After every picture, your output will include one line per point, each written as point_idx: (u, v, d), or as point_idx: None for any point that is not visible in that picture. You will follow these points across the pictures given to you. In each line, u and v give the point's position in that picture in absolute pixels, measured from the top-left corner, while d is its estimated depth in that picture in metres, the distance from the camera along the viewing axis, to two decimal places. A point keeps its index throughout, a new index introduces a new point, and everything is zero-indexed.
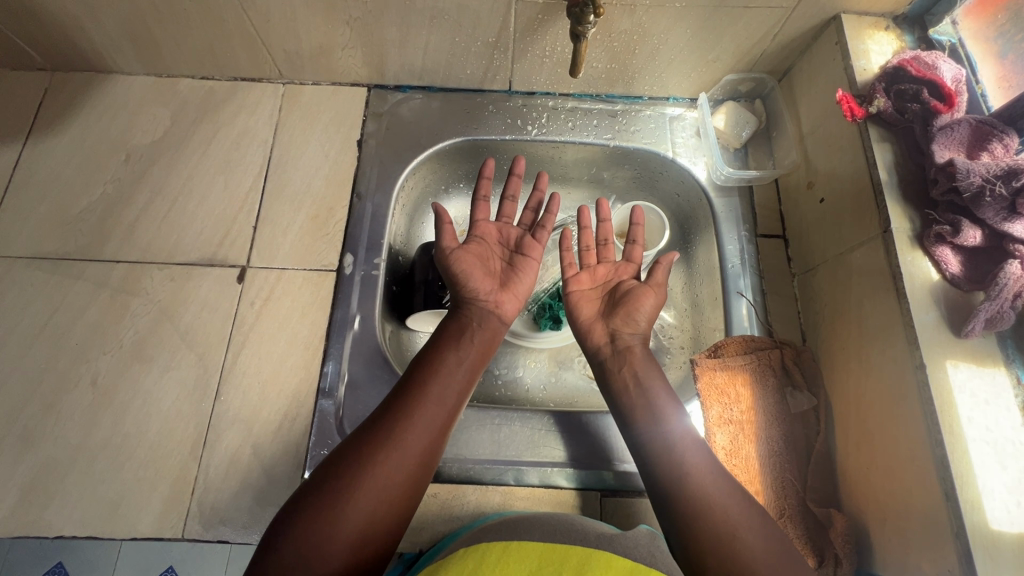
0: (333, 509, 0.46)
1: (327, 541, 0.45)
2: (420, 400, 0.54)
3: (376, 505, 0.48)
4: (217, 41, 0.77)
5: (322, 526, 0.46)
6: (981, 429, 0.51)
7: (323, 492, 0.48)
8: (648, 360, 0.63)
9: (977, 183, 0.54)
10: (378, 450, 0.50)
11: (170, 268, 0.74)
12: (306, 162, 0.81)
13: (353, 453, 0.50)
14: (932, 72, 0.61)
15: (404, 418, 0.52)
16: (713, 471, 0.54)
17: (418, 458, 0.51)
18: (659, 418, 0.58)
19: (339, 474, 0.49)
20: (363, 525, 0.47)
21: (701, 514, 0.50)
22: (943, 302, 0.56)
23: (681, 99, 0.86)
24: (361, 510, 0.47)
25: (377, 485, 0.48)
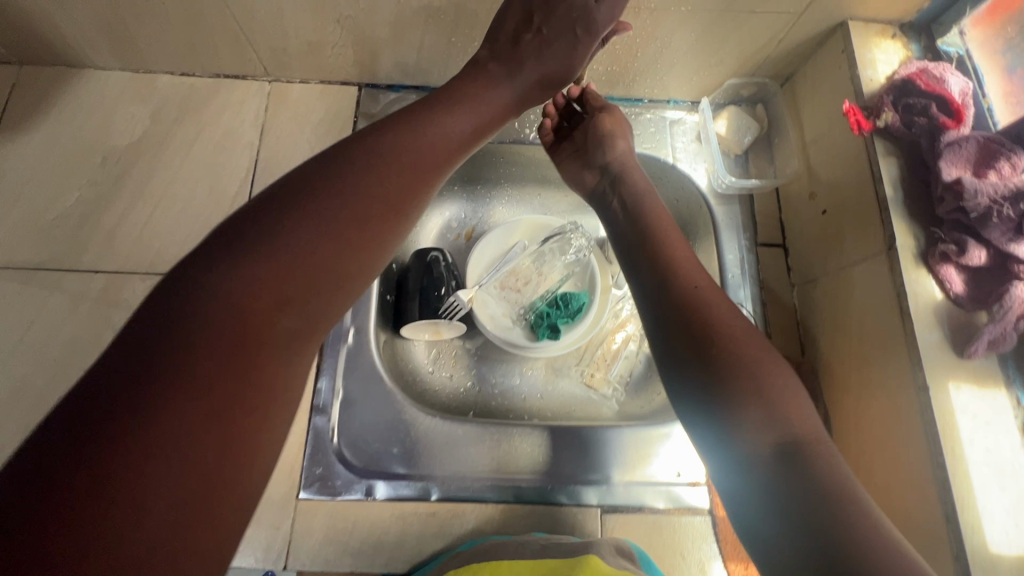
0: (242, 268, 0.38)
1: (206, 334, 0.36)
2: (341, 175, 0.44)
3: (274, 277, 0.39)
4: (198, 37, 0.72)
5: (203, 324, 0.36)
6: (981, 451, 0.51)
7: (255, 220, 0.41)
8: (684, 256, 0.61)
9: (985, 204, 0.54)
10: (297, 211, 0.41)
11: (154, 279, 0.70)
12: (294, 165, 0.78)
13: (271, 209, 0.41)
14: (941, 86, 0.60)
15: (376, 137, 0.47)
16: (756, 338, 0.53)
17: (331, 220, 0.42)
18: (698, 298, 0.56)
19: (260, 228, 0.40)
20: (255, 306, 0.38)
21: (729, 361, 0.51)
22: (945, 322, 0.56)
23: (681, 102, 0.84)
24: (262, 285, 0.39)
25: (302, 239, 0.41)
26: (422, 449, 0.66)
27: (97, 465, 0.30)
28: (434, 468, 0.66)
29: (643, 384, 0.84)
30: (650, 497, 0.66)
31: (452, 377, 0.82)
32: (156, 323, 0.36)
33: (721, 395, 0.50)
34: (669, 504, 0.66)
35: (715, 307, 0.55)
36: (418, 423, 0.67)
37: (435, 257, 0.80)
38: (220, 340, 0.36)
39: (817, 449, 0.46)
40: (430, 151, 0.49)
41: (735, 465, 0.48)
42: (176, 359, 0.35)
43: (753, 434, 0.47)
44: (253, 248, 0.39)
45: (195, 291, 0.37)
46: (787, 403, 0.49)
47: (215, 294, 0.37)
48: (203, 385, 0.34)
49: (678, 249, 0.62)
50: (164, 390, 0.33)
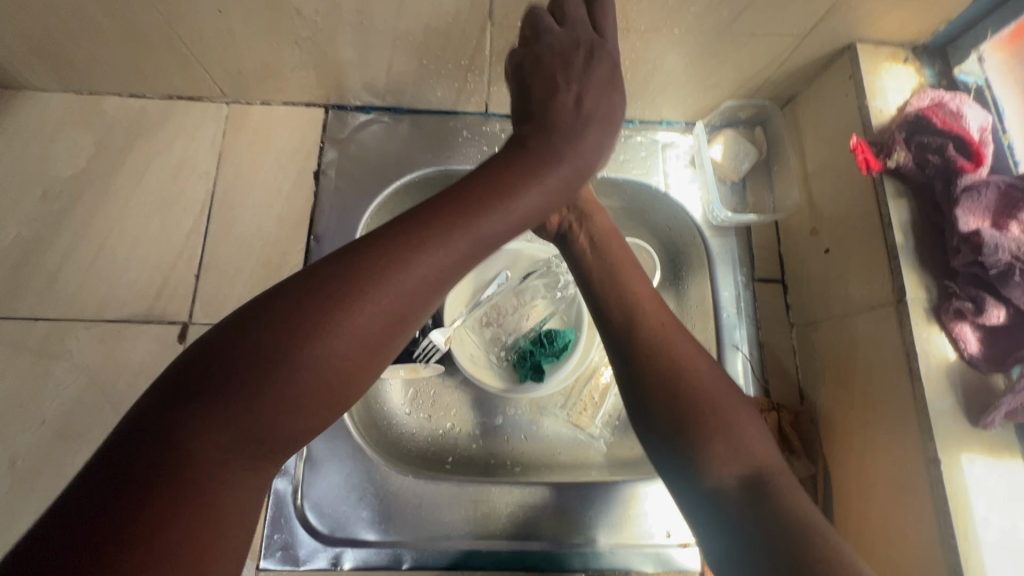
0: (274, 370, 0.33)
1: (229, 440, 0.32)
2: (395, 254, 0.37)
3: (316, 388, 0.34)
4: (143, 58, 0.65)
5: (218, 433, 0.32)
6: (996, 532, 0.47)
7: (284, 306, 0.34)
8: (636, 280, 0.58)
9: (1005, 261, 0.49)
10: (347, 305, 0.35)
11: (100, 327, 0.65)
12: (255, 197, 0.71)
13: (307, 294, 0.35)
14: (958, 123, 0.55)
15: (417, 227, 0.38)
16: (707, 364, 0.52)
17: (392, 315, 0.36)
18: (651, 328, 0.54)
19: (297, 318, 0.34)
20: (290, 411, 0.33)
21: (698, 397, 0.50)
22: (959, 385, 0.51)
23: (675, 123, 0.78)
24: (306, 388, 0.33)
25: (353, 337, 0.34)
26: (393, 512, 0.61)
27: (101, 565, 0.28)
28: (406, 532, 0.61)
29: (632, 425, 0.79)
30: (637, 560, 0.62)
31: (431, 419, 0.77)
32: (161, 426, 0.31)
33: (687, 438, 0.48)
34: (659, 567, 0.62)
35: (664, 337, 0.53)
36: (389, 482, 0.62)
37: None
38: (246, 443, 0.33)
39: (780, 481, 0.46)
40: (506, 219, 0.42)
41: (703, 506, 0.47)
42: (190, 470, 0.31)
43: (722, 472, 0.47)
44: (291, 345, 0.33)
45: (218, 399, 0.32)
46: (744, 436, 0.49)
47: (248, 399, 0.32)
48: (178, 514, 0.30)
49: (625, 268, 0.59)
50: (172, 495, 0.30)
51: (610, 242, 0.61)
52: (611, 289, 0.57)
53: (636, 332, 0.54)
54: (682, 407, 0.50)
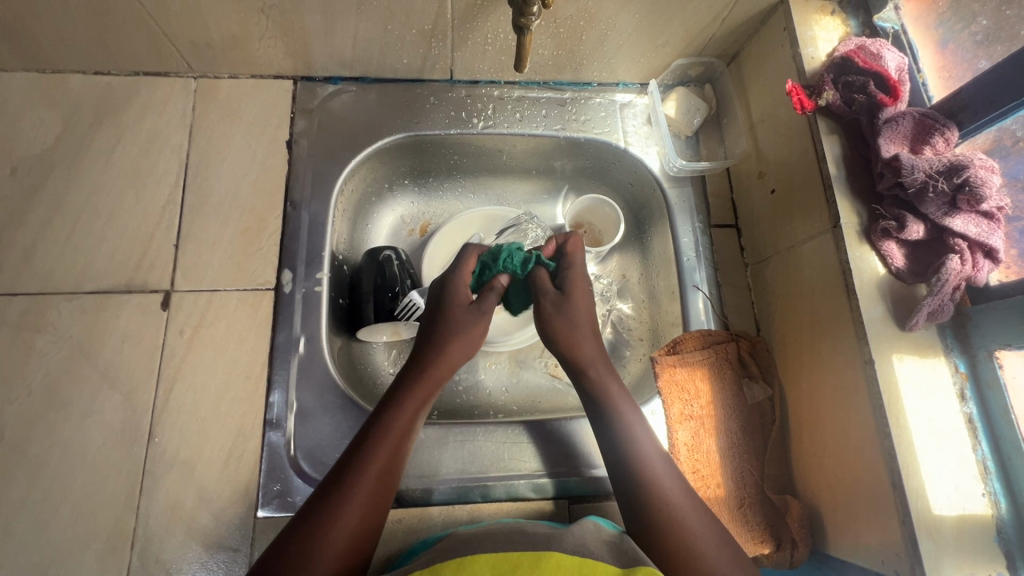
0: (352, 485, 0.49)
1: (340, 538, 0.47)
2: (414, 380, 0.56)
3: (386, 480, 0.51)
4: (108, 32, 0.66)
5: (338, 523, 0.47)
6: (924, 420, 0.53)
7: (326, 505, 0.48)
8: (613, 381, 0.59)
9: (921, 179, 0.55)
10: (378, 441, 0.51)
11: (81, 298, 0.66)
12: (228, 169, 0.73)
13: (343, 478, 0.49)
14: (878, 63, 0.61)
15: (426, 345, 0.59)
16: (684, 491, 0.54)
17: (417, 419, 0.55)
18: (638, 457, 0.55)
19: (362, 443, 0.52)
20: (374, 503, 0.49)
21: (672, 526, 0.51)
22: (889, 296, 0.57)
23: (631, 84, 0.83)
24: (375, 490, 0.50)
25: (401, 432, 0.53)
26: None
27: None
28: None
29: None
30: None
31: None
32: None
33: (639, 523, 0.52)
34: None
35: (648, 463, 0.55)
36: None
37: (389, 256, 0.77)
38: (355, 535, 0.48)
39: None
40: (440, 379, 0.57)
41: None
42: None
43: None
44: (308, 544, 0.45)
45: (329, 498, 0.48)
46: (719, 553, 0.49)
47: None
48: None
49: (607, 375, 0.59)
50: None
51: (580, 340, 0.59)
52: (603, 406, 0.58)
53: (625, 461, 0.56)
54: (659, 528, 0.51)
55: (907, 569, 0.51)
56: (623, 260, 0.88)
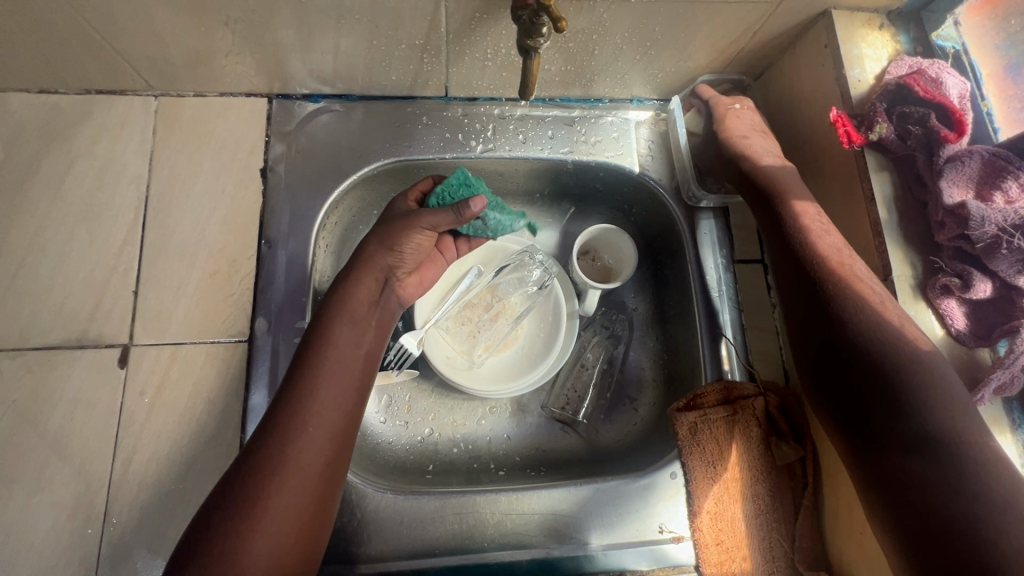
0: (293, 447, 0.46)
1: (288, 486, 0.45)
2: (340, 324, 0.52)
3: (333, 438, 0.48)
4: (48, 47, 0.57)
5: (283, 457, 0.46)
6: None
7: (269, 437, 0.47)
8: (860, 267, 0.53)
9: (992, 233, 0.47)
10: (314, 377, 0.49)
11: (26, 355, 0.58)
12: (195, 201, 0.64)
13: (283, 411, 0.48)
14: (940, 92, 0.53)
15: (348, 289, 0.54)
16: (917, 360, 0.47)
17: (354, 366, 0.51)
18: (863, 314, 0.50)
19: (295, 390, 0.48)
20: (318, 459, 0.47)
21: (902, 380, 0.47)
22: (947, 362, 0.50)
23: (647, 100, 0.75)
24: (320, 451, 0.47)
25: (337, 382, 0.50)
26: (373, 534, 0.58)
27: None
28: (389, 553, 0.57)
29: (618, 416, 0.76)
30: (631, 559, 0.60)
31: (408, 425, 0.73)
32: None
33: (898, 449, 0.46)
34: (653, 564, 0.60)
35: (882, 319, 0.49)
36: (367, 502, 0.58)
37: None
38: (304, 494, 0.45)
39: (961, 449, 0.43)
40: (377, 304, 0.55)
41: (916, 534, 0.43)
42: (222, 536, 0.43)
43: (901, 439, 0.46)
44: (255, 479, 0.45)
45: (263, 462, 0.45)
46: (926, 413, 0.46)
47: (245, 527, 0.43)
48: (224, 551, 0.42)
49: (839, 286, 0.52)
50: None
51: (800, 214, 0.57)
52: (831, 283, 0.52)
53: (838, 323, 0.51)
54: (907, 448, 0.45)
55: None
56: (634, 291, 0.80)
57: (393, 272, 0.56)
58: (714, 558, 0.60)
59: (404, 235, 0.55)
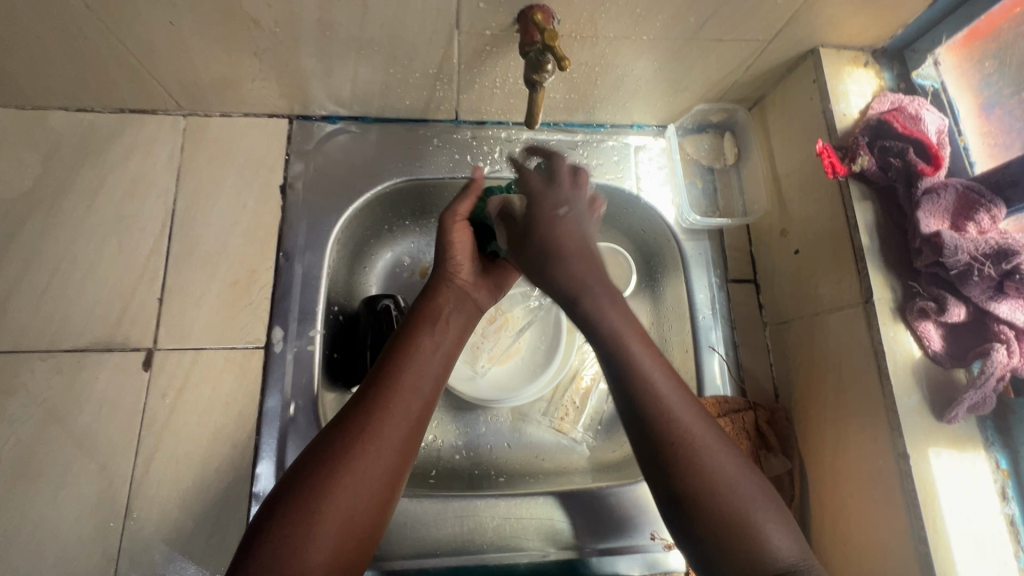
0: (377, 425, 0.48)
1: (380, 457, 0.47)
2: (424, 325, 0.57)
3: (410, 423, 0.49)
4: (89, 70, 0.62)
5: (382, 428, 0.48)
6: (961, 521, 0.50)
7: (368, 407, 0.49)
8: (645, 353, 0.49)
9: (965, 261, 0.50)
10: (407, 359, 0.53)
11: (57, 357, 0.61)
12: (218, 215, 0.68)
13: (380, 387, 0.50)
14: (918, 128, 0.57)
15: (431, 299, 0.59)
16: (773, 512, 0.44)
17: (438, 360, 0.55)
18: (713, 491, 0.43)
19: (391, 370, 0.52)
20: (397, 441, 0.48)
21: (721, 501, 0.43)
22: (924, 382, 0.53)
23: (647, 126, 0.78)
24: (400, 432, 0.48)
25: (422, 374, 0.53)
26: (379, 534, 0.60)
27: None
28: (392, 553, 0.60)
29: (615, 427, 0.79)
30: (624, 565, 0.63)
31: None
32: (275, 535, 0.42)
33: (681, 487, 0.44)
34: (645, 570, 0.63)
35: (726, 472, 0.44)
36: None
37: (386, 306, 0.72)
38: (378, 473, 0.46)
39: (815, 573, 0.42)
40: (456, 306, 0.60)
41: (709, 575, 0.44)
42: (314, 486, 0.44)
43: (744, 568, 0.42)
44: (354, 440, 0.46)
45: (347, 436, 0.47)
46: (771, 537, 0.43)
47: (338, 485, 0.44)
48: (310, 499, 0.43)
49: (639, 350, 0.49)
50: (295, 530, 0.42)
51: (648, 372, 0.47)
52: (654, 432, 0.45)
53: (668, 465, 0.44)
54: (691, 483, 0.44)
55: None
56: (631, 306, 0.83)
57: (467, 284, 0.62)
58: None
59: (450, 236, 0.62)
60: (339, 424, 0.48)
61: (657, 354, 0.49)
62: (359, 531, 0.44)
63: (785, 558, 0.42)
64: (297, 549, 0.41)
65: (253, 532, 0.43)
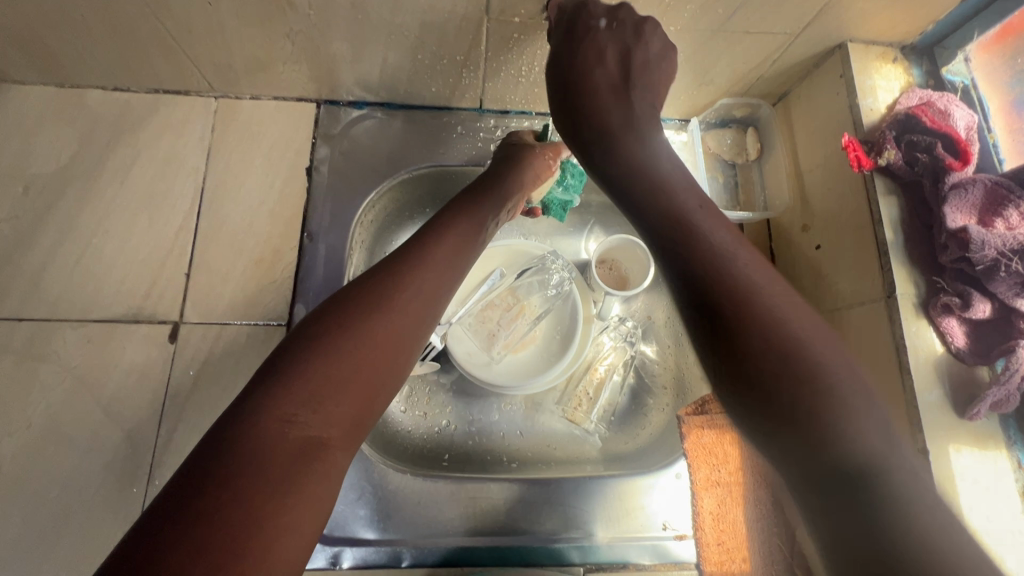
0: (405, 283, 0.47)
1: (408, 308, 0.45)
2: (459, 213, 0.57)
3: (439, 291, 0.49)
4: (127, 50, 0.63)
5: (413, 286, 0.47)
6: (981, 520, 0.49)
7: (402, 265, 0.48)
8: (712, 222, 0.43)
9: (992, 256, 0.50)
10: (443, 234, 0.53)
11: (87, 327, 0.63)
12: (245, 194, 0.70)
13: (414, 251, 0.50)
14: (947, 123, 0.56)
15: (476, 190, 0.61)
16: (862, 396, 0.34)
17: (469, 244, 0.55)
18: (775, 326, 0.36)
19: (423, 242, 0.51)
20: (425, 301, 0.47)
21: (782, 338, 0.36)
22: (947, 379, 0.53)
23: (669, 120, 0.78)
24: (429, 298, 0.47)
25: (453, 250, 0.52)
26: (391, 510, 0.62)
27: (298, 443, 0.36)
28: (405, 531, 0.61)
29: (628, 419, 0.79)
30: (634, 554, 0.63)
31: (426, 416, 0.77)
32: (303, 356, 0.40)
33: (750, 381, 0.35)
34: (655, 560, 0.63)
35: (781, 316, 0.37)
36: (388, 481, 0.63)
37: None
38: (405, 327, 0.45)
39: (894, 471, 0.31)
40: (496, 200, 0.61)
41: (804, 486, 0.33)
42: (347, 323, 0.42)
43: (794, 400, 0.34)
44: (386, 291, 0.45)
45: (380, 293, 0.45)
46: (854, 422, 0.32)
47: (368, 327, 0.42)
48: (346, 333, 0.41)
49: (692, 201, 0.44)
50: (328, 355, 0.40)
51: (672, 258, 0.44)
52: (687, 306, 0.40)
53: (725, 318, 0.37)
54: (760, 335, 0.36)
55: None
56: (648, 300, 0.84)
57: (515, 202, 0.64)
58: (715, 558, 0.62)
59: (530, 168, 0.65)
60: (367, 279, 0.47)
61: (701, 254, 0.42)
62: (388, 375, 0.43)
63: (864, 448, 0.31)
64: (329, 372, 0.39)
65: (274, 378, 0.38)
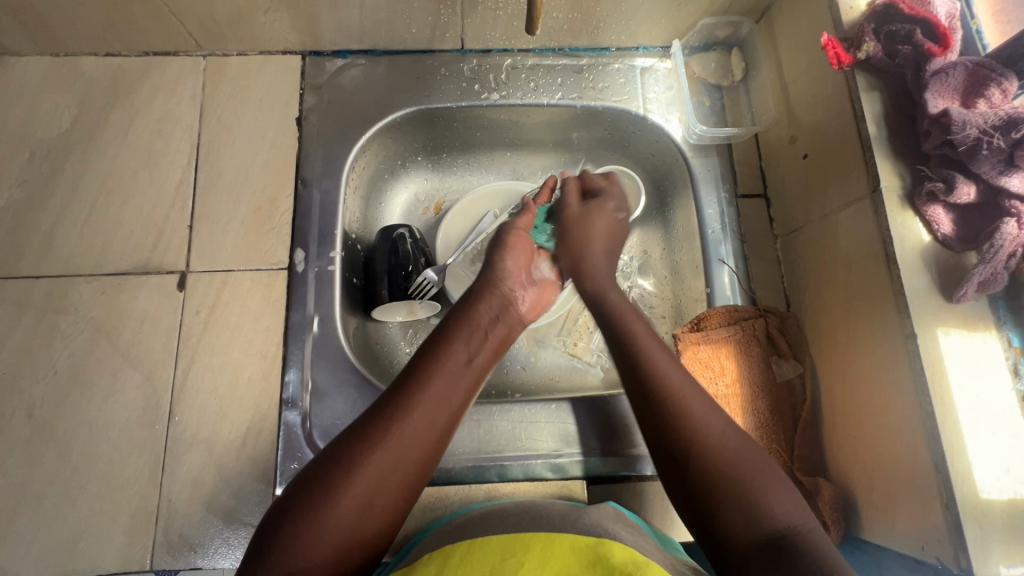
0: (396, 430, 0.47)
1: (397, 457, 0.46)
2: (459, 334, 0.54)
3: (434, 432, 0.48)
4: (115, 10, 0.66)
5: (406, 433, 0.47)
6: (971, 398, 0.49)
7: (394, 406, 0.48)
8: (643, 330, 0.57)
9: (973, 136, 0.50)
10: (440, 365, 0.51)
11: (100, 280, 0.66)
12: (239, 147, 0.72)
13: (407, 390, 0.49)
14: (926, 9, 0.55)
15: (473, 307, 0.58)
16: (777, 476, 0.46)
17: (466, 370, 0.52)
18: (717, 449, 0.47)
19: (418, 375, 0.50)
20: (417, 446, 0.47)
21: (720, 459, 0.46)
22: (934, 266, 0.53)
23: (652, 48, 0.79)
24: (422, 446, 0.47)
25: (448, 384, 0.50)
26: None
27: None
28: None
29: None
30: (638, 464, 0.65)
31: None
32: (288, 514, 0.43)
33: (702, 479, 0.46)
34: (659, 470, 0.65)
35: (725, 449, 0.47)
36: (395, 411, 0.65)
37: (402, 234, 0.75)
38: (398, 474, 0.46)
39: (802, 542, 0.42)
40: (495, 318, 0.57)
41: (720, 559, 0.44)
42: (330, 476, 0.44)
43: (739, 531, 0.44)
44: (375, 444, 0.46)
45: (366, 443, 0.46)
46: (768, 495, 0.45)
47: (351, 484, 0.44)
48: (326, 489, 0.44)
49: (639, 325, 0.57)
50: (307, 512, 0.43)
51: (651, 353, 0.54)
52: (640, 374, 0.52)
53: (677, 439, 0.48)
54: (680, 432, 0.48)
55: (949, 555, 0.48)
56: (643, 235, 0.84)
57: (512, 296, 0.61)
58: None
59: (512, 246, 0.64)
60: (361, 420, 0.48)
61: (664, 347, 0.54)
62: (371, 525, 0.44)
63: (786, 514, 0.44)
64: (305, 534, 0.42)
65: (264, 531, 0.43)
